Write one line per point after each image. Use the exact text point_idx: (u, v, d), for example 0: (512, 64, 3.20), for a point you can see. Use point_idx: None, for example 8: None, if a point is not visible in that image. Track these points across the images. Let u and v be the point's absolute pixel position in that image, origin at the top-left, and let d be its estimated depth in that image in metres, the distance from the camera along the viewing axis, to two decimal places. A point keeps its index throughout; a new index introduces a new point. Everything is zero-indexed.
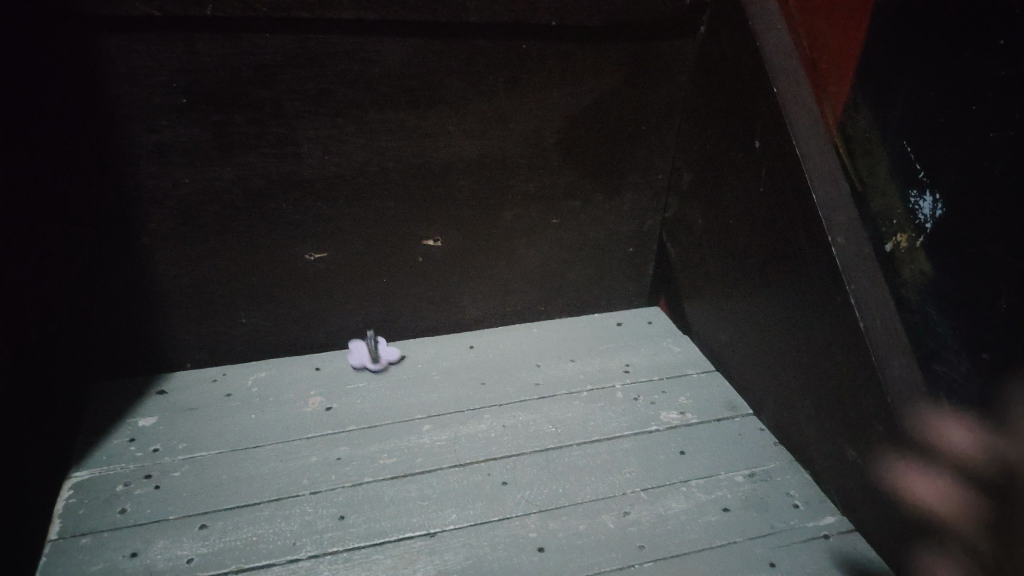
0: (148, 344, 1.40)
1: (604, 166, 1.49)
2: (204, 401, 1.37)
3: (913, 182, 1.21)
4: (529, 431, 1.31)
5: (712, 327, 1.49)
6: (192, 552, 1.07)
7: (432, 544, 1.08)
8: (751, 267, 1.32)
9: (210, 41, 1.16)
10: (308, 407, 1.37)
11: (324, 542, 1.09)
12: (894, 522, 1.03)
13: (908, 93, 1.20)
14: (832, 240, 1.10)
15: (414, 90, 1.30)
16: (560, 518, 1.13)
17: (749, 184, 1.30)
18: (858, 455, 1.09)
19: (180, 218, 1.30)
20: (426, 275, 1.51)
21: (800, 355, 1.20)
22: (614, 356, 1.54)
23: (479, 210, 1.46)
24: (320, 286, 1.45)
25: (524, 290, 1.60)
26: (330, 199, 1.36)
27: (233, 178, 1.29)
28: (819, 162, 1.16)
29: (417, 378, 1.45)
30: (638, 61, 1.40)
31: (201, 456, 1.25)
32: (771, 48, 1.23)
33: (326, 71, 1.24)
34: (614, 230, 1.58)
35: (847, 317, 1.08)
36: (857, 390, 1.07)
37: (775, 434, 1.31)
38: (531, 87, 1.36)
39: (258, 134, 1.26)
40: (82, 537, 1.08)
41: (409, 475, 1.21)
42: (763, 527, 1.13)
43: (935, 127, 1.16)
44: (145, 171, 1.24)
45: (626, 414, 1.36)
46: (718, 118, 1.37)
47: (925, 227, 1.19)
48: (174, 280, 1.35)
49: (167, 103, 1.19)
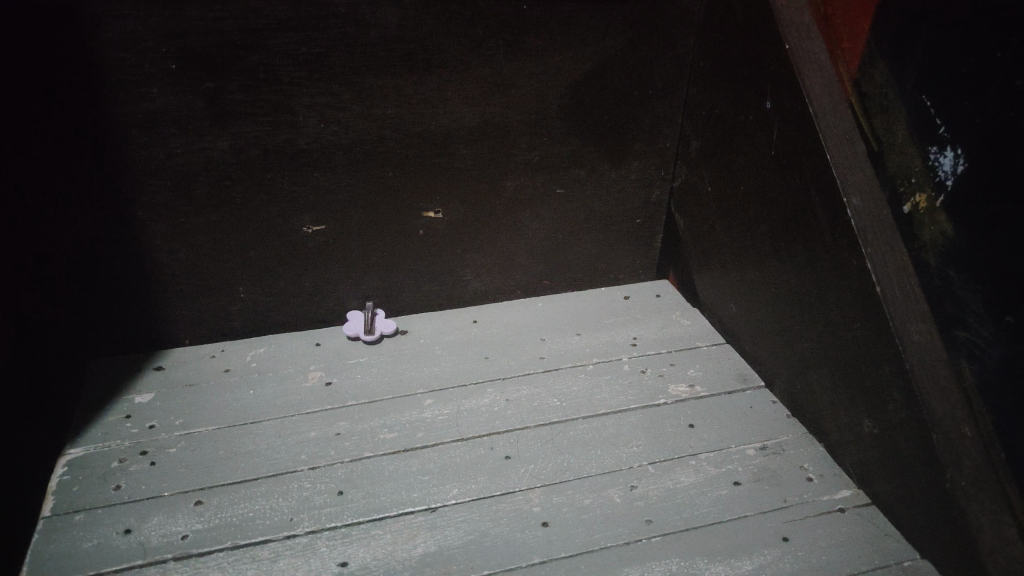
0: (144, 319, 1.37)
1: (610, 134, 1.44)
2: (202, 377, 1.35)
3: (933, 138, 1.16)
4: (533, 405, 1.28)
5: (722, 299, 1.45)
6: (187, 528, 1.04)
7: (432, 519, 1.05)
8: (763, 234, 1.27)
9: (199, 4, 1.13)
10: (307, 382, 1.34)
11: (322, 517, 1.06)
12: (913, 496, 0.99)
13: (927, 48, 1.14)
14: (848, 201, 1.05)
15: (412, 55, 1.26)
16: (565, 492, 1.10)
17: (760, 148, 1.25)
18: (873, 425, 1.05)
19: (174, 189, 1.26)
20: (427, 249, 1.47)
21: (815, 323, 1.16)
22: (621, 329, 1.49)
23: (481, 180, 1.42)
24: (318, 260, 1.42)
25: (528, 262, 1.55)
26: (327, 168, 1.32)
27: (227, 148, 1.25)
28: (834, 121, 1.11)
29: (419, 353, 1.42)
30: (645, 22, 1.35)
31: (198, 432, 1.22)
32: (782, 4, 1.19)
33: (320, 35, 1.20)
34: (621, 200, 1.53)
35: (863, 281, 1.03)
36: (874, 357, 1.03)
37: (788, 406, 1.27)
38: (531, 51, 1.32)
39: (252, 102, 1.22)
40: (75, 514, 1.06)
41: (409, 450, 1.18)
42: (775, 501, 1.09)
43: (957, 79, 1.10)
44: (136, 140, 1.20)
45: (633, 388, 1.32)
46: (727, 81, 1.32)
47: (944, 184, 1.15)
48: (170, 253, 1.32)
49: (156, 69, 1.16)
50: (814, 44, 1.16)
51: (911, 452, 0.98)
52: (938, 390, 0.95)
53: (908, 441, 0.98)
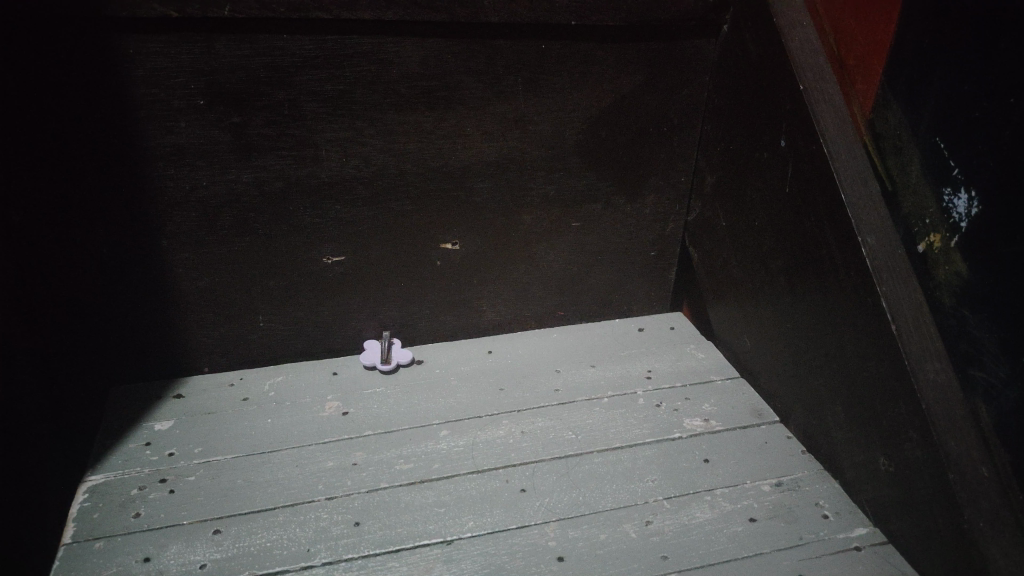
0: (166, 346, 1.39)
1: (625, 169, 1.46)
2: (221, 405, 1.36)
3: (947, 179, 1.17)
4: (548, 438, 1.29)
5: (737, 332, 1.46)
6: (206, 557, 1.05)
7: (448, 552, 1.06)
8: (777, 270, 1.28)
9: (228, 42, 1.16)
10: (325, 412, 1.35)
11: (339, 548, 1.06)
12: (930, 537, 0.98)
13: (942, 90, 1.16)
14: (863, 240, 1.06)
15: (433, 91, 1.29)
16: (581, 527, 1.10)
17: (774, 185, 1.27)
18: (889, 463, 1.05)
19: (199, 220, 1.29)
20: (444, 280, 1.49)
21: (829, 361, 1.16)
22: (636, 361, 1.51)
23: (498, 213, 1.44)
24: (337, 291, 1.44)
25: (544, 294, 1.57)
26: (349, 201, 1.35)
27: (252, 181, 1.28)
28: (848, 160, 1.12)
29: (435, 383, 1.43)
30: (660, 61, 1.38)
31: (217, 460, 1.23)
32: (797, 45, 1.21)
33: (344, 72, 1.23)
34: (636, 234, 1.55)
35: (879, 320, 1.03)
36: (889, 396, 1.03)
37: (804, 442, 1.27)
38: (549, 87, 1.34)
39: (276, 136, 1.26)
40: (96, 541, 1.07)
41: (426, 481, 1.19)
42: (790, 538, 1.09)
43: (969, 122, 1.12)
44: (163, 172, 1.24)
45: (648, 422, 1.33)
46: (742, 118, 1.34)
47: (959, 226, 1.16)
48: (192, 282, 1.35)
49: (184, 104, 1.19)
50: (829, 84, 1.18)
51: (927, 491, 0.98)
52: (954, 430, 0.95)
53: (924, 481, 0.98)
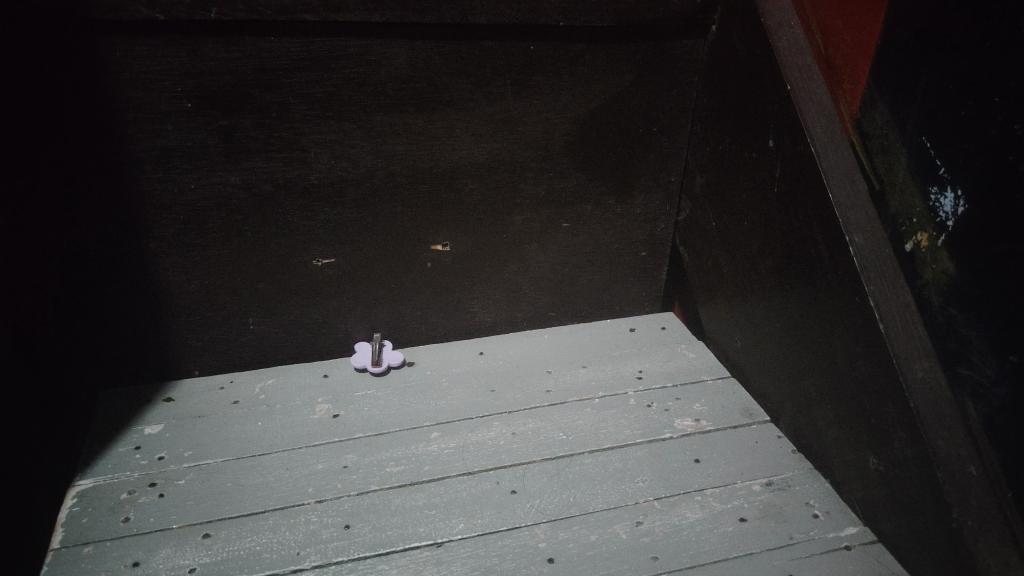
0: (156, 349, 1.39)
1: (615, 169, 1.47)
2: (212, 408, 1.36)
3: (933, 178, 1.18)
4: (539, 439, 1.28)
5: (728, 332, 1.46)
6: (195, 561, 1.05)
7: (439, 555, 1.06)
8: (766, 269, 1.29)
9: (214, 44, 1.16)
10: (315, 415, 1.35)
11: (329, 551, 1.06)
12: (919, 536, 0.99)
13: (928, 89, 1.16)
14: (850, 239, 1.06)
15: (422, 92, 1.29)
16: (571, 528, 1.10)
17: (763, 185, 1.27)
18: (878, 462, 1.05)
19: (188, 224, 1.29)
20: (435, 282, 1.49)
21: (818, 360, 1.17)
22: (627, 362, 1.51)
23: (488, 215, 1.44)
24: (327, 292, 1.43)
25: (535, 295, 1.57)
26: (338, 203, 1.35)
27: (241, 183, 1.28)
28: (836, 159, 1.13)
29: (426, 385, 1.43)
30: (648, 62, 1.38)
31: (207, 464, 1.23)
32: (784, 45, 1.21)
33: (332, 74, 1.23)
34: (626, 234, 1.55)
35: (866, 319, 1.04)
36: (877, 395, 1.03)
37: (794, 441, 1.27)
38: (538, 89, 1.34)
39: (264, 138, 1.25)
40: (85, 546, 1.07)
41: (416, 484, 1.19)
42: (780, 537, 1.09)
43: (955, 121, 1.13)
44: (151, 176, 1.23)
45: (639, 422, 1.33)
46: (730, 118, 1.34)
47: (945, 225, 1.17)
48: (181, 285, 1.34)
49: (171, 107, 1.19)
50: (816, 83, 1.19)
51: (916, 490, 0.98)
52: (943, 429, 0.96)
53: (913, 480, 0.98)
